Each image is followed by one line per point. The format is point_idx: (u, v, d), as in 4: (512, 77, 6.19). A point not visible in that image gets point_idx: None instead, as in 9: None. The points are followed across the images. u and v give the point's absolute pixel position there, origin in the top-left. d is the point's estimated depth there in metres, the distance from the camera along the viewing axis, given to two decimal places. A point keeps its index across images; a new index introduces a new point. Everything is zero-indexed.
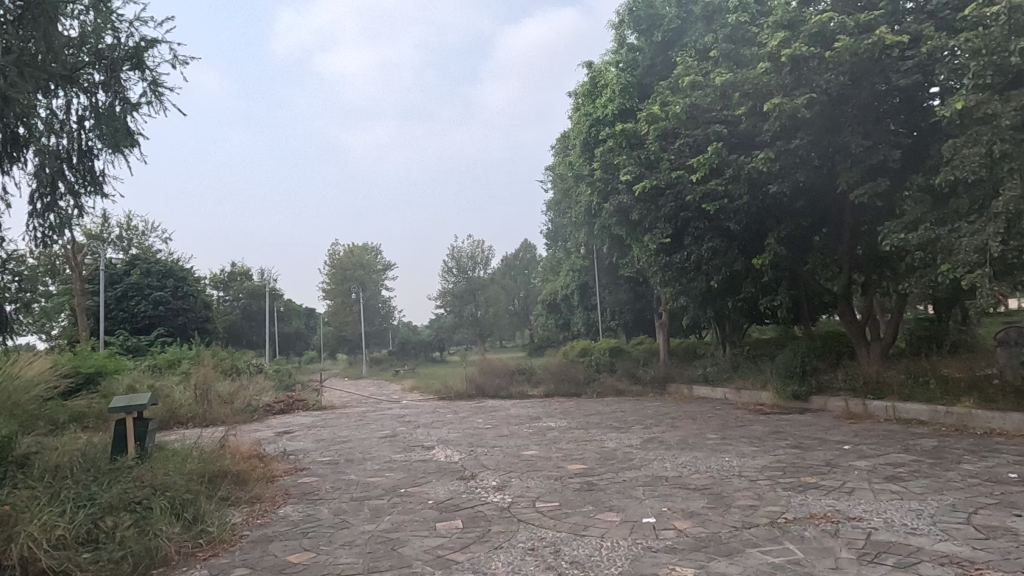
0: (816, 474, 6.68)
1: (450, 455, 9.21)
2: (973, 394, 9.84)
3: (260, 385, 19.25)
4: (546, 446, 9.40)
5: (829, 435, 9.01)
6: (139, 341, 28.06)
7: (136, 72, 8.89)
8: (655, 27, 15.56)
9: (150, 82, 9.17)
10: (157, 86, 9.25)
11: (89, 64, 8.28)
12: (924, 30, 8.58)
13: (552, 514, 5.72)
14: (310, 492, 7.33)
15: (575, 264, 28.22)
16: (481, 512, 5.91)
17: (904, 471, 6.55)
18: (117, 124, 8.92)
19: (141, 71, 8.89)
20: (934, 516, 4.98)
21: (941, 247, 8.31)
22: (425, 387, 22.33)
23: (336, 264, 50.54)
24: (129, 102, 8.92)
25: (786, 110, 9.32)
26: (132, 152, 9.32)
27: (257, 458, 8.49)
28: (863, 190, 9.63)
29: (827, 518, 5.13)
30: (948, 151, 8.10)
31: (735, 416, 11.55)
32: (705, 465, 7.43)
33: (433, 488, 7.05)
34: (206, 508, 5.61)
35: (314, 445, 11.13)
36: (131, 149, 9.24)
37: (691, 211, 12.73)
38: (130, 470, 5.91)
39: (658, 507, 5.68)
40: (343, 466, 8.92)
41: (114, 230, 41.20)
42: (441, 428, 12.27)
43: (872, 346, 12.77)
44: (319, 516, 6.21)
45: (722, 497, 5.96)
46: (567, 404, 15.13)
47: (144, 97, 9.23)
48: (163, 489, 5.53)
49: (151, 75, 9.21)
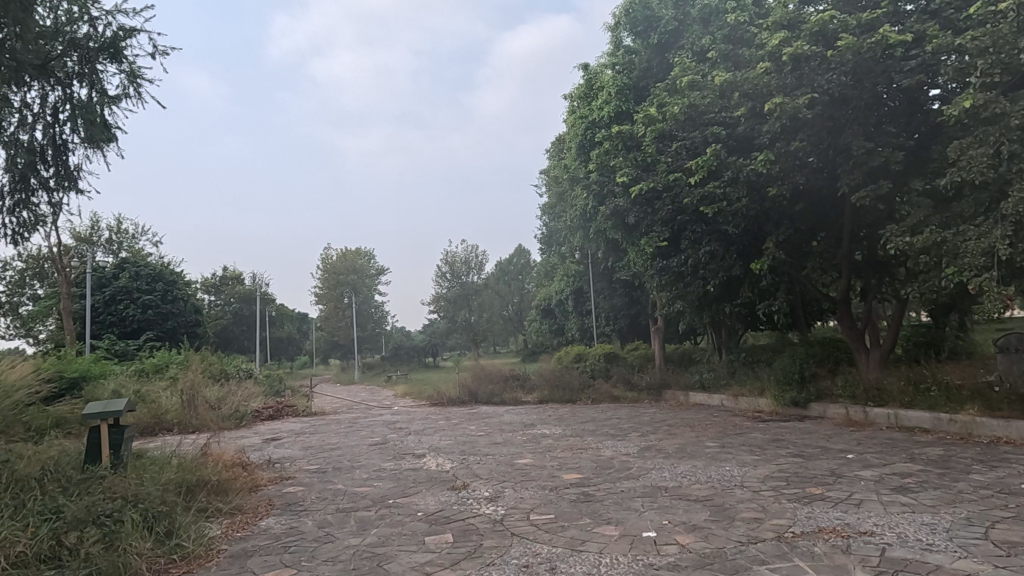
0: (822, 485, 6.42)
1: (441, 464, 8.91)
2: (976, 401, 9.64)
3: (249, 390, 18.89)
4: (540, 454, 9.12)
5: (832, 443, 8.77)
6: (127, 345, 27.63)
7: (113, 64, 8.74)
8: (651, 29, 15.37)
9: (128, 74, 9.03)
10: (134, 78, 9.12)
11: (64, 55, 8.13)
12: (928, 29, 8.41)
13: (547, 527, 5.45)
14: (294, 503, 7.02)
15: (569, 269, 27.99)
16: (473, 526, 5.63)
17: (912, 481, 6.31)
18: (94, 116, 8.59)
19: (118, 63, 8.74)
20: (950, 531, 4.73)
21: (947, 250, 8.13)
22: (418, 393, 22.00)
23: (328, 268, 50.21)
24: (106, 95, 8.78)
25: (786, 110, 9.12)
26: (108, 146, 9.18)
27: (241, 466, 8.18)
28: (864, 193, 9.44)
29: (837, 532, 4.88)
30: (954, 153, 7.91)
31: (734, 424, 11.30)
32: (705, 475, 7.16)
33: (423, 499, 6.76)
34: (182, 521, 5.32)
35: (302, 453, 10.82)
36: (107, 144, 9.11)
37: (688, 215, 12.50)
38: (103, 479, 5.61)
39: (658, 520, 5.42)
40: (331, 474, 8.61)
41: (104, 233, 40.83)
42: (433, 435, 11.97)
43: (871, 352, 12.57)
44: (302, 529, 5.91)
45: (725, 509, 5.68)
46: (562, 411, 14.85)
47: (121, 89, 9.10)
48: (136, 500, 5.25)
49: (129, 67, 9.07)
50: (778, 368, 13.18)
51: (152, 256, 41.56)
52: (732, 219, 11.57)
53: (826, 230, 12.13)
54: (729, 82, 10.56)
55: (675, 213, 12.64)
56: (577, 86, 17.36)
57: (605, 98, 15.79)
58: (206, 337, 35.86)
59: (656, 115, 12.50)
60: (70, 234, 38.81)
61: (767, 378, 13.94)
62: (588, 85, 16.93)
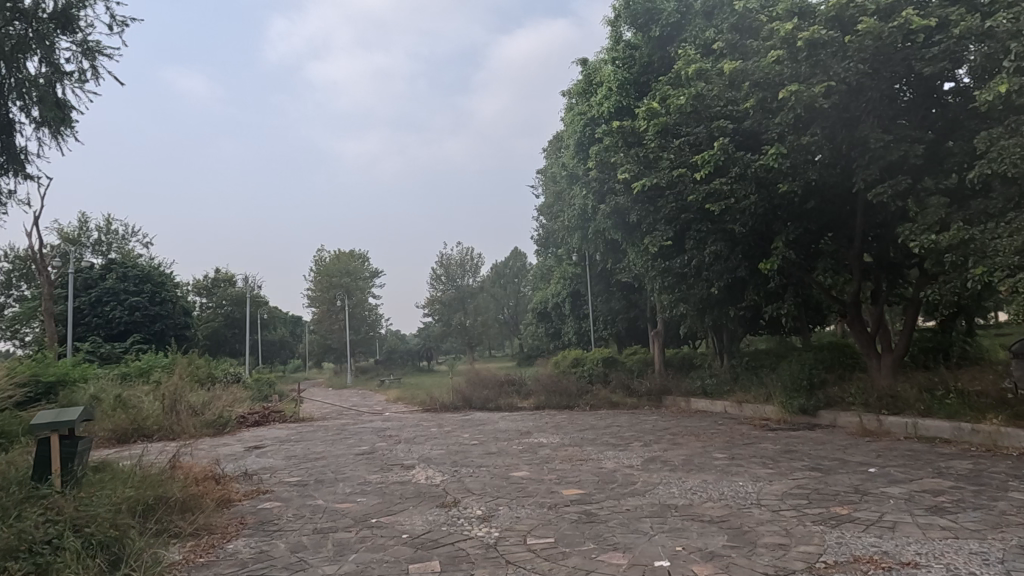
0: (847, 504, 5.84)
1: (431, 476, 8.31)
2: (1000, 409, 9.11)
3: (234, 395, 18.24)
4: (537, 466, 8.53)
5: (849, 456, 8.20)
6: (112, 348, 26.90)
7: (63, 35, 8.91)
8: (653, 22, 14.70)
9: (80, 46, 9.22)
10: (86, 50, 9.28)
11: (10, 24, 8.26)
12: (952, 13, 7.88)
13: (546, 554, 4.85)
14: (269, 521, 6.42)
15: (566, 272, 27.47)
16: (464, 551, 5.03)
17: (947, 500, 5.73)
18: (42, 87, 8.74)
19: (67, 32, 8.92)
20: (1005, 563, 4.14)
21: (975, 248, 7.65)
22: (411, 398, 21.39)
23: (322, 270, 49.46)
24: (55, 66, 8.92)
25: (802, 99, 8.55)
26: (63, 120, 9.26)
27: (214, 479, 7.57)
28: (881, 190, 8.94)
29: (875, 563, 4.30)
30: (983, 144, 7.42)
31: (741, 433, 10.72)
32: (718, 491, 6.58)
33: (409, 518, 6.16)
34: (134, 547, 4.72)
35: (284, 463, 10.20)
36: (61, 118, 9.18)
37: (693, 213, 11.96)
38: (48, 497, 5.02)
39: (671, 546, 4.82)
40: (312, 488, 8.00)
41: (93, 233, 40.22)
42: (424, 444, 11.36)
43: (883, 357, 12.05)
44: (273, 553, 5.31)
45: (744, 533, 5.10)
46: (560, 418, 14.26)
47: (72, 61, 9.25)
48: (82, 523, 4.67)
49: (80, 39, 9.23)
50: (785, 374, 12.63)
51: (141, 257, 40.77)
52: (740, 217, 11.04)
53: (836, 230, 11.62)
54: (740, 71, 10.02)
55: (679, 211, 12.10)
56: (576, 82, 16.83)
57: (605, 94, 15.28)
58: (195, 340, 35.13)
59: (659, 109, 12.00)
60: (58, 235, 38.12)
61: (773, 385, 13.41)
62: (587, 81, 16.40)
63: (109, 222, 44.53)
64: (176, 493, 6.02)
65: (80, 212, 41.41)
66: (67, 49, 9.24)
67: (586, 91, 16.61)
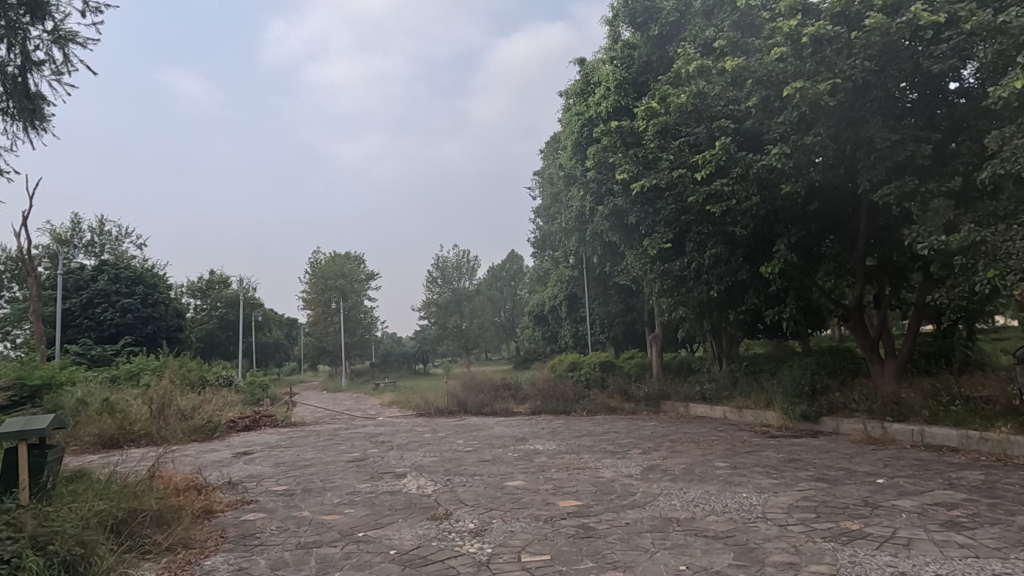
0: (858, 518, 5.56)
1: (422, 486, 8.01)
2: (1009, 416, 8.86)
3: (225, 398, 17.90)
4: (533, 475, 8.23)
5: (855, 465, 7.92)
6: (103, 350, 26.52)
7: (32, 24, 8.71)
8: (651, 20, 14.45)
9: (51, 35, 9.00)
10: (59, 39, 9.07)
11: None
12: (962, 8, 7.64)
13: (541, 573, 4.56)
14: (251, 533, 6.12)
15: (563, 275, 27.20)
16: (454, 569, 4.75)
17: (962, 515, 5.46)
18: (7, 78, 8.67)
19: (36, 21, 8.70)
20: None
21: (987, 251, 7.40)
22: (405, 402, 21.07)
23: (317, 273, 49.09)
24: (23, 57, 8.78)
25: (807, 96, 8.30)
26: (34, 108, 9.21)
27: (196, 489, 7.26)
28: (887, 190, 8.71)
29: None
30: (995, 143, 7.19)
31: (742, 440, 10.45)
32: (721, 503, 6.29)
33: (398, 532, 5.87)
34: (101, 566, 4.43)
35: (272, 470, 9.88)
36: (31, 107, 9.13)
37: (693, 214, 11.69)
38: (13, 511, 4.73)
39: (674, 565, 4.55)
40: (299, 498, 7.69)
41: (85, 234, 39.84)
42: (418, 450, 11.05)
43: (886, 362, 11.80)
44: (252, 570, 5.01)
45: (751, 551, 4.82)
46: (556, 424, 13.96)
47: (44, 49, 9.08)
48: (46, 540, 4.38)
49: (54, 27, 9.02)
50: (786, 380, 12.38)
51: (135, 259, 40.37)
52: (741, 219, 10.79)
53: (839, 233, 11.38)
54: (742, 69, 9.77)
55: (679, 212, 11.83)
56: (574, 81, 16.58)
57: (603, 94, 15.03)
58: (188, 342, 34.76)
59: (658, 108, 11.77)
60: (50, 236, 37.75)
61: (774, 390, 13.15)
62: (585, 81, 16.14)
63: (102, 223, 44.13)
64: (150, 505, 5.67)
65: (73, 213, 40.99)
66: (39, 35, 9.06)
67: (584, 92, 16.34)
